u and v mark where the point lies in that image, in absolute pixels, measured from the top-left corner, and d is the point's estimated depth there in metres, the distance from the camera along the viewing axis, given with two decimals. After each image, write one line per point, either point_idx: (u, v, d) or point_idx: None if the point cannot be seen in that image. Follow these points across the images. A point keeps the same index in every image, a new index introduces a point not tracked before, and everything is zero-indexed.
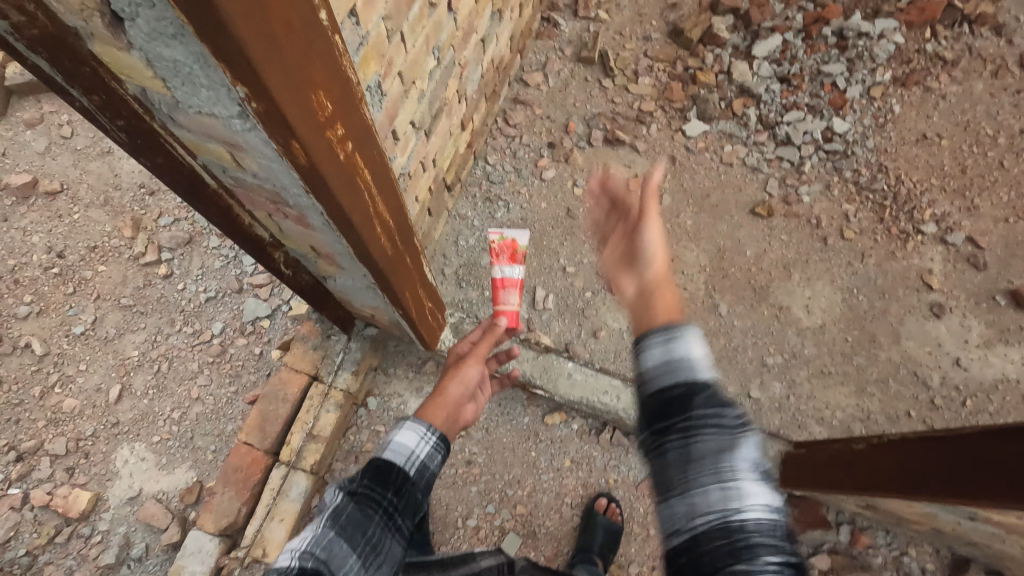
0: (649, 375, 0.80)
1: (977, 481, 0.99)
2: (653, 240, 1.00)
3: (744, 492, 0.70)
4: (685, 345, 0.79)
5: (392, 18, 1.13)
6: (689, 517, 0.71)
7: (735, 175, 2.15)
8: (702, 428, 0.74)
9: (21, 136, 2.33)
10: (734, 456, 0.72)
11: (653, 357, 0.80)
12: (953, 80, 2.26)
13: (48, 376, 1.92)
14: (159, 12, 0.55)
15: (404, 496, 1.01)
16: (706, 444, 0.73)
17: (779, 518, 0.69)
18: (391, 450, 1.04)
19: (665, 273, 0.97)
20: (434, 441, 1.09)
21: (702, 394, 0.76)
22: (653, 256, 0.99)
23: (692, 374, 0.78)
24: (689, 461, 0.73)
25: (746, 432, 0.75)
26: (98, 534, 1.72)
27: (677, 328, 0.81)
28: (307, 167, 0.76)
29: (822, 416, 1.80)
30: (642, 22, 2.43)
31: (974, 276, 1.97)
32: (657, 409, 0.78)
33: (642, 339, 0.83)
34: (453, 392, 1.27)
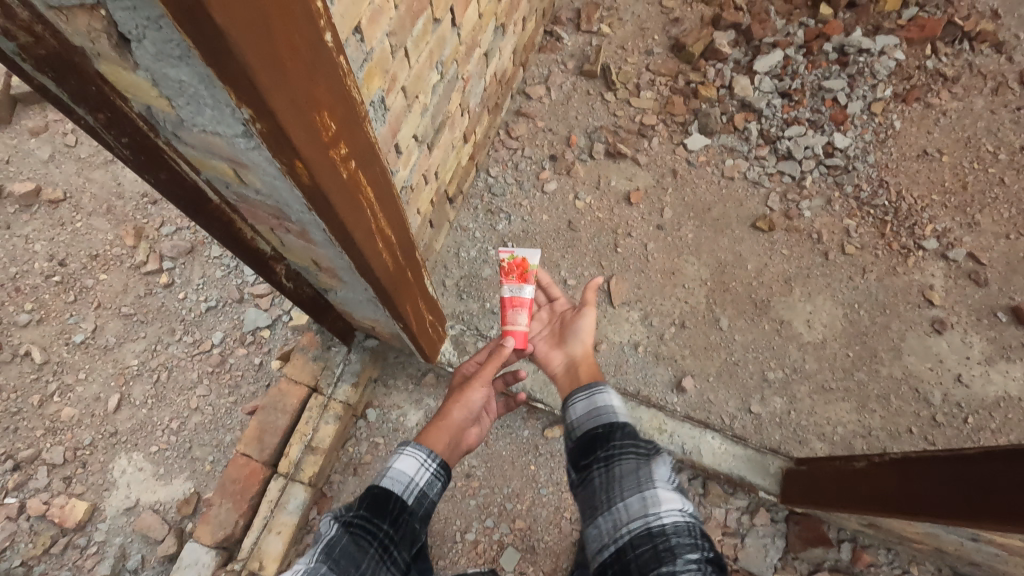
0: (577, 424, 1.15)
1: (978, 504, 0.99)
2: (583, 326, 1.42)
3: (652, 494, 0.94)
4: (605, 399, 1.16)
5: (396, 34, 1.14)
6: (615, 526, 0.94)
7: (737, 189, 2.15)
8: (620, 455, 1.02)
9: (25, 144, 2.34)
10: (642, 469, 0.99)
11: (580, 411, 1.16)
12: (954, 96, 2.27)
13: (47, 385, 1.91)
14: (166, 35, 0.56)
15: (401, 527, 1.00)
16: (624, 466, 1.00)
17: (686, 517, 0.91)
18: (390, 478, 1.04)
19: (587, 350, 1.39)
20: (433, 469, 1.09)
21: (618, 431, 1.07)
22: (582, 338, 1.41)
23: (609, 419, 1.12)
24: (612, 481, 1.00)
25: (653, 453, 1.02)
26: (93, 545, 1.70)
27: (598, 389, 1.19)
28: (310, 186, 0.77)
29: (823, 432, 1.79)
30: (644, 37, 2.45)
31: (975, 292, 1.96)
32: (585, 448, 1.09)
33: (571, 398, 1.20)
34: (456, 417, 1.26)
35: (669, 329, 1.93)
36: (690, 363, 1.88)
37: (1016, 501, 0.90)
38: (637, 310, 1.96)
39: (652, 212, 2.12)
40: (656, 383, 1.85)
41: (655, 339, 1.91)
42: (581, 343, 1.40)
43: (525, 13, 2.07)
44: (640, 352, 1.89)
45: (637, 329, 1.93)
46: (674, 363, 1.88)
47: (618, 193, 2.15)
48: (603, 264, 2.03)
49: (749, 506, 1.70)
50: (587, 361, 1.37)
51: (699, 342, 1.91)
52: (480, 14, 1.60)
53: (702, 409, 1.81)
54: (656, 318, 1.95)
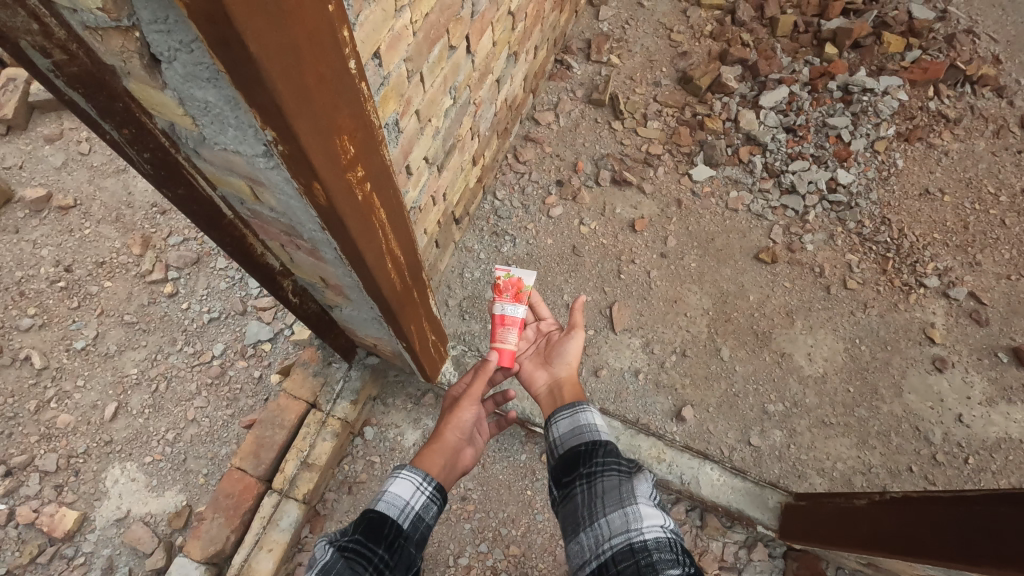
0: (561, 442, 1.15)
1: (979, 548, 0.98)
2: (571, 347, 1.41)
3: (633, 509, 0.93)
4: (586, 416, 1.17)
5: (413, 60, 1.16)
6: (597, 541, 0.93)
7: (740, 221, 2.17)
8: (603, 471, 1.00)
9: (39, 150, 2.37)
10: (623, 484, 0.98)
11: (563, 429, 1.17)
12: (956, 137, 2.31)
13: (45, 391, 1.91)
14: (196, 59, 0.60)
15: (397, 551, 0.97)
16: (606, 482, 0.98)
17: (666, 534, 0.90)
18: (384, 503, 1.03)
19: (571, 369, 1.38)
20: (430, 491, 1.07)
21: (601, 448, 1.06)
22: (571, 358, 1.40)
23: (591, 436, 1.12)
24: (594, 497, 0.98)
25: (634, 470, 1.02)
26: (81, 556, 1.68)
27: (581, 408, 1.19)
28: (326, 208, 0.79)
29: (822, 467, 1.77)
30: (653, 68, 2.50)
31: (976, 331, 1.97)
32: (568, 464, 1.07)
33: (555, 417, 1.20)
34: (451, 438, 1.24)
35: (670, 357, 1.93)
36: (690, 393, 1.87)
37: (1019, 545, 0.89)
38: (639, 337, 1.96)
39: (656, 240, 2.14)
40: (656, 411, 1.85)
41: (656, 367, 1.91)
42: (568, 363, 1.39)
43: (537, 41, 2.11)
44: (641, 379, 1.89)
45: (638, 356, 1.93)
46: (674, 392, 1.87)
47: (623, 220, 2.17)
48: (605, 290, 2.04)
49: (747, 540, 1.69)
50: (572, 381, 1.35)
51: (700, 372, 1.91)
52: (494, 42, 1.64)
53: (702, 439, 1.80)
54: (657, 346, 1.95)
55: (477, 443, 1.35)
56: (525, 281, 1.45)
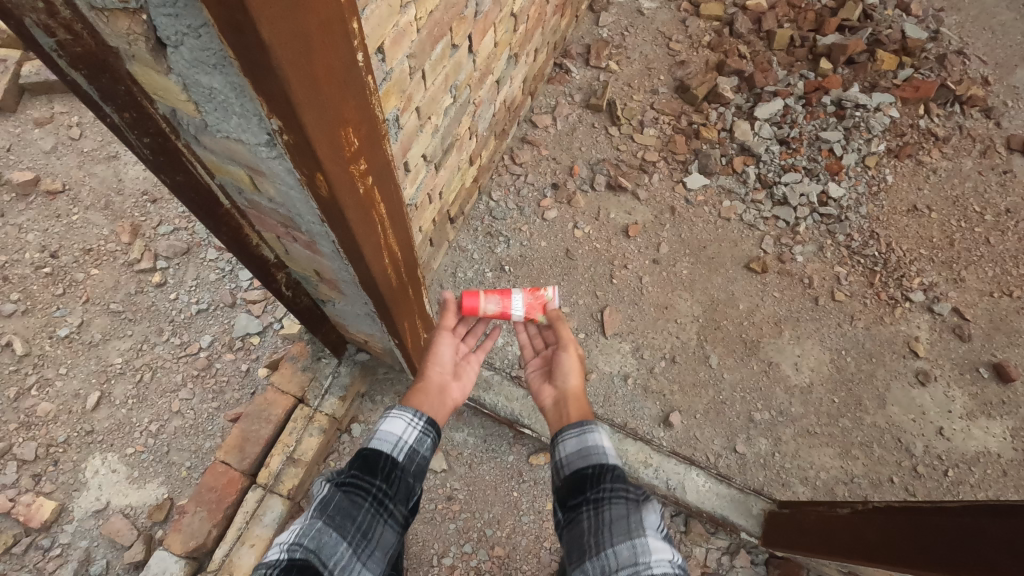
0: (566, 462, 1.07)
1: (957, 555, 1.01)
2: (568, 359, 1.32)
3: (642, 540, 0.88)
4: (594, 437, 1.09)
5: (416, 57, 1.16)
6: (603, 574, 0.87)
7: (732, 230, 2.19)
8: (611, 499, 0.95)
9: (29, 134, 2.33)
10: (633, 511, 0.92)
11: (570, 449, 1.08)
12: (944, 155, 2.35)
13: (26, 377, 1.87)
14: (204, 43, 0.60)
15: (395, 482, 0.99)
16: (614, 510, 0.93)
17: (676, 569, 0.86)
18: (377, 440, 1.03)
19: (579, 383, 1.29)
20: (422, 426, 1.08)
21: (609, 472, 0.99)
22: (570, 370, 1.30)
23: (599, 460, 1.04)
24: (600, 526, 0.92)
25: (645, 499, 0.95)
26: (57, 547, 1.65)
27: (589, 428, 1.11)
28: (328, 200, 0.78)
29: (805, 476, 1.79)
30: (650, 76, 2.52)
31: (959, 346, 2.01)
32: (574, 487, 1.01)
33: (561, 436, 1.12)
34: (435, 376, 1.27)
35: (659, 363, 1.94)
36: (678, 399, 1.88)
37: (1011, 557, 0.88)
38: (629, 342, 1.97)
39: (649, 246, 2.16)
40: (644, 416, 1.86)
41: (645, 372, 1.92)
42: (569, 376, 1.30)
43: (537, 44, 2.12)
44: (630, 384, 1.90)
45: (628, 361, 1.94)
46: (663, 398, 1.88)
47: (617, 225, 2.18)
48: (598, 294, 2.05)
49: (730, 547, 1.70)
50: (579, 396, 1.26)
51: (688, 378, 1.92)
52: (495, 43, 1.64)
53: (688, 445, 1.82)
54: (647, 351, 1.96)
55: (470, 369, 1.36)
56: (552, 304, 1.40)
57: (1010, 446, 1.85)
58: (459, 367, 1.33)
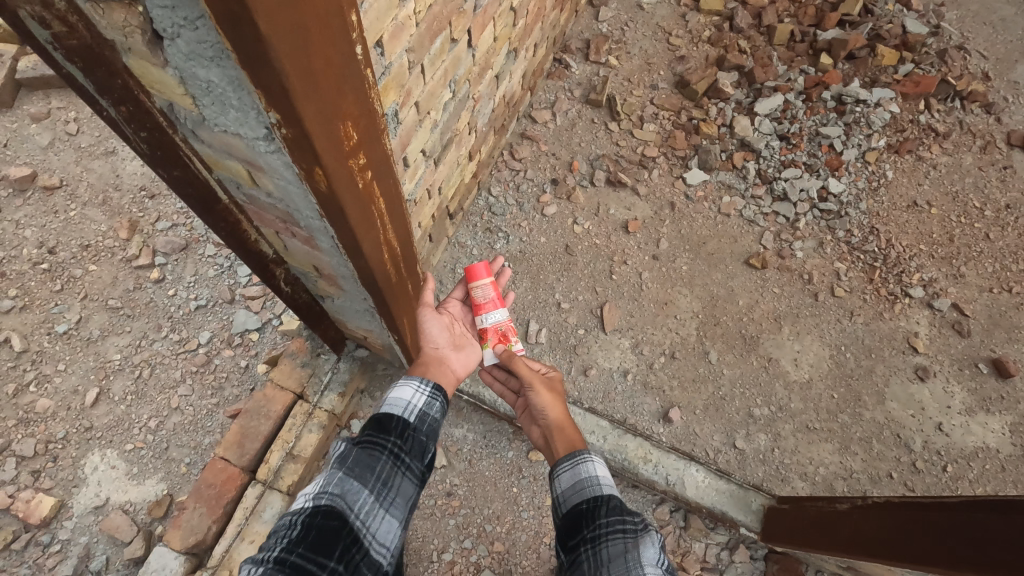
0: (563, 498, 1.07)
1: (951, 552, 1.02)
2: (543, 398, 1.30)
3: None
4: (588, 468, 1.09)
5: (415, 51, 1.15)
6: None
7: (732, 226, 2.19)
8: (608, 536, 0.94)
9: (25, 129, 2.32)
10: (629, 550, 0.91)
11: (565, 484, 1.09)
12: (944, 151, 2.35)
13: (24, 374, 1.87)
14: (201, 36, 0.60)
15: (410, 438, 0.99)
16: (612, 548, 0.92)
17: None
18: (389, 404, 1.04)
19: (561, 412, 1.29)
20: (429, 391, 1.09)
21: (604, 506, 0.99)
22: (550, 404, 1.30)
23: (594, 491, 1.04)
24: (599, 565, 0.91)
25: (641, 530, 0.94)
26: (57, 543, 1.64)
27: (582, 457, 1.12)
28: (326, 194, 0.78)
29: (805, 472, 1.79)
30: (650, 71, 2.51)
31: (958, 342, 2.01)
32: (572, 525, 1.01)
33: (556, 472, 1.13)
34: (431, 350, 1.28)
35: (659, 359, 1.94)
36: (678, 395, 1.88)
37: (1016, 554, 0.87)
38: (629, 338, 1.97)
39: (648, 242, 2.15)
40: (643, 412, 1.85)
41: (644, 368, 1.92)
42: (548, 410, 1.29)
43: (537, 39, 2.11)
44: (629, 380, 1.90)
45: (628, 357, 1.94)
46: (662, 394, 1.88)
47: (616, 221, 2.18)
48: (597, 290, 2.05)
49: (729, 542, 1.70)
50: (562, 427, 1.25)
51: (688, 374, 1.92)
52: (495, 37, 1.63)
53: (687, 441, 1.81)
54: (647, 347, 1.96)
55: (467, 342, 1.37)
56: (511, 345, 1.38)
57: (1009, 441, 1.86)
58: (455, 343, 1.35)
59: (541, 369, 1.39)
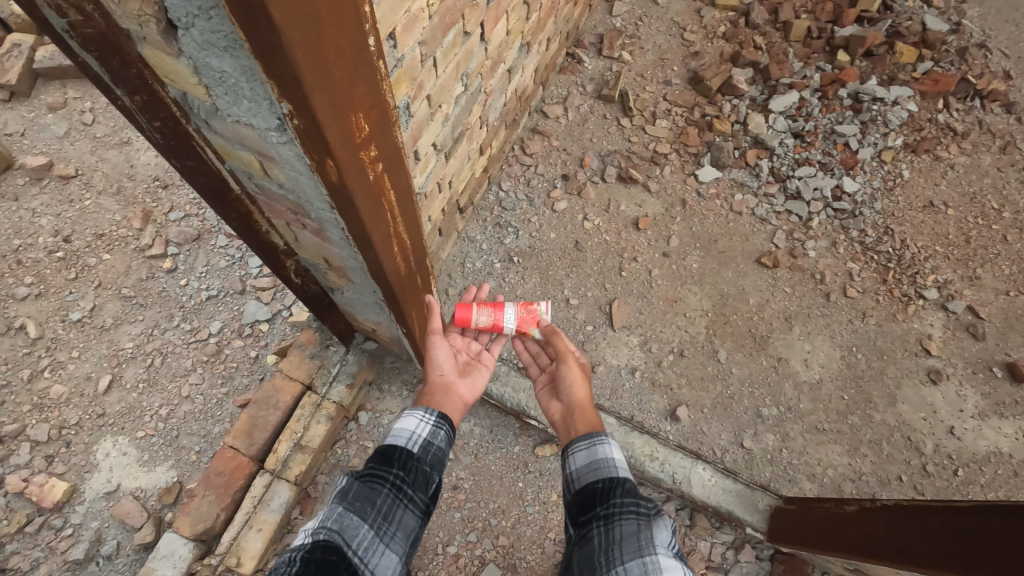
0: (577, 476, 1.08)
1: (956, 555, 1.02)
2: (573, 375, 1.32)
3: (658, 560, 0.87)
4: (605, 450, 1.09)
5: (427, 43, 1.15)
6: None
7: (743, 224, 2.17)
8: (621, 514, 0.94)
9: (42, 118, 2.35)
10: (643, 528, 0.91)
11: (580, 462, 1.09)
12: (962, 151, 2.31)
13: (39, 360, 1.90)
14: (215, 26, 0.60)
15: (412, 470, 1.00)
16: (625, 527, 0.92)
17: None
18: (392, 436, 1.06)
19: (585, 394, 1.29)
20: (434, 420, 1.11)
21: (619, 487, 0.99)
22: (575, 384, 1.30)
23: (609, 473, 1.04)
24: (611, 541, 0.91)
25: (655, 513, 0.95)
26: (69, 527, 1.67)
27: (599, 439, 1.12)
28: (337, 185, 0.78)
29: (813, 473, 1.78)
30: (664, 67, 2.49)
31: (972, 345, 1.98)
32: (585, 503, 1.01)
33: (572, 449, 1.13)
34: (437, 379, 1.27)
35: (667, 357, 1.93)
36: (686, 393, 1.87)
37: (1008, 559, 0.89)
38: (637, 335, 1.96)
39: (659, 239, 2.14)
40: (650, 409, 1.85)
41: (653, 365, 1.91)
42: (573, 389, 1.30)
43: (550, 33, 2.10)
44: (637, 377, 1.89)
45: (636, 354, 1.93)
46: (670, 392, 1.88)
47: (627, 218, 2.17)
48: (606, 286, 2.04)
49: (735, 541, 1.70)
50: (584, 408, 1.26)
51: (696, 372, 1.91)
52: (508, 31, 1.62)
53: (695, 439, 1.81)
54: (655, 345, 1.95)
55: (474, 369, 1.36)
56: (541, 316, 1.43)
57: None
58: (464, 369, 1.34)
59: (575, 351, 1.39)
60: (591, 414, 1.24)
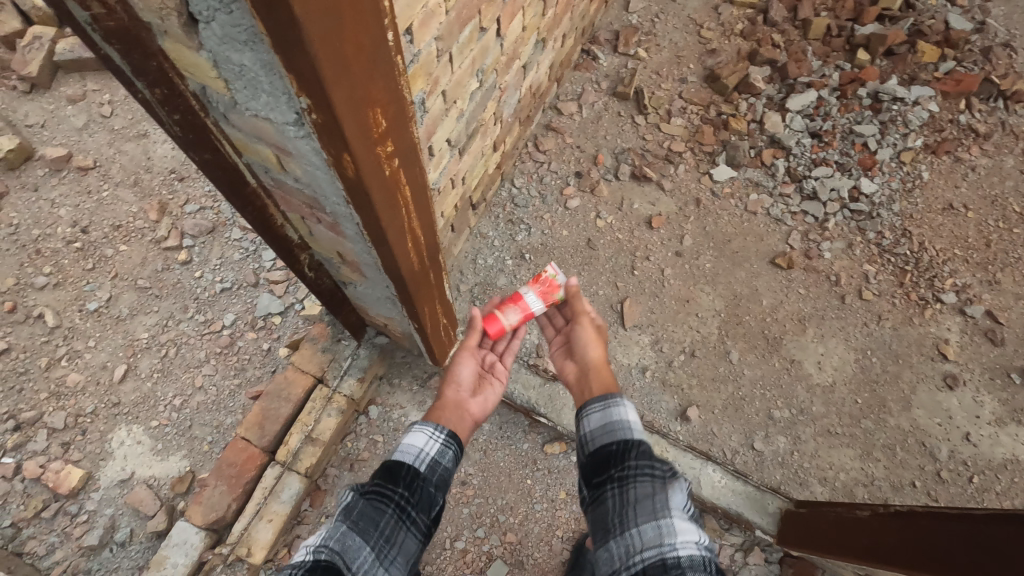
0: (590, 438, 1.10)
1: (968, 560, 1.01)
2: (587, 335, 1.37)
3: (672, 522, 0.90)
4: (619, 412, 1.12)
5: (443, 39, 1.15)
6: (628, 552, 0.90)
7: (758, 224, 2.15)
8: (636, 477, 0.97)
9: (62, 110, 2.38)
10: (658, 491, 0.94)
11: (594, 424, 1.12)
12: (985, 153, 2.27)
13: (56, 349, 1.92)
14: (235, 20, 0.60)
15: (417, 490, 1.00)
16: (640, 490, 0.95)
17: (702, 552, 0.87)
18: (401, 452, 1.06)
19: (600, 353, 1.35)
20: (443, 438, 1.11)
21: (634, 449, 1.01)
22: (591, 344, 1.36)
23: (622, 435, 1.07)
24: (626, 505, 0.94)
25: (670, 475, 0.97)
26: (84, 513, 1.69)
27: (614, 401, 1.14)
28: (354, 181, 0.78)
29: (825, 476, 1.76)
30: (680, 64, 2.47)
31: (991, 350, 1.95)
32: (599, 465, 1.04)
33: (586, 410, 1.15)
34: (450, 395, 1.30)
35: (678, 357, 1.92)
36: (697, 393, 1.86)
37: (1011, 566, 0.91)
38: (648, 334, 1.95)
39: (672, 238, 2.12)
40: (661, 409, 1.84)
41: (663, 365, 1.90)
42: (589, 348, 1.35)
43: (566, 30, 2.09)
44: (647, 376, 1.88)
45: (647, 353, 1.92)
46: (681, 392, 1.86)
47: (640, 216, 2.16)
48: (618, 285, 2.03)
49: (744, 544, 1.69)
50: (599, 366, 1.31)
51: (708, 373, 1.90)
52: (524, 27, 1.61)
53: (705, 440, 1.79)
54: (666, 344, 1.94)
55: (488, 385, 1.37)
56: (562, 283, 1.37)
57: None
58: (478, 385, 1.36)
59: (591, 312, 1.44)
60: (608, 370, 1.30)
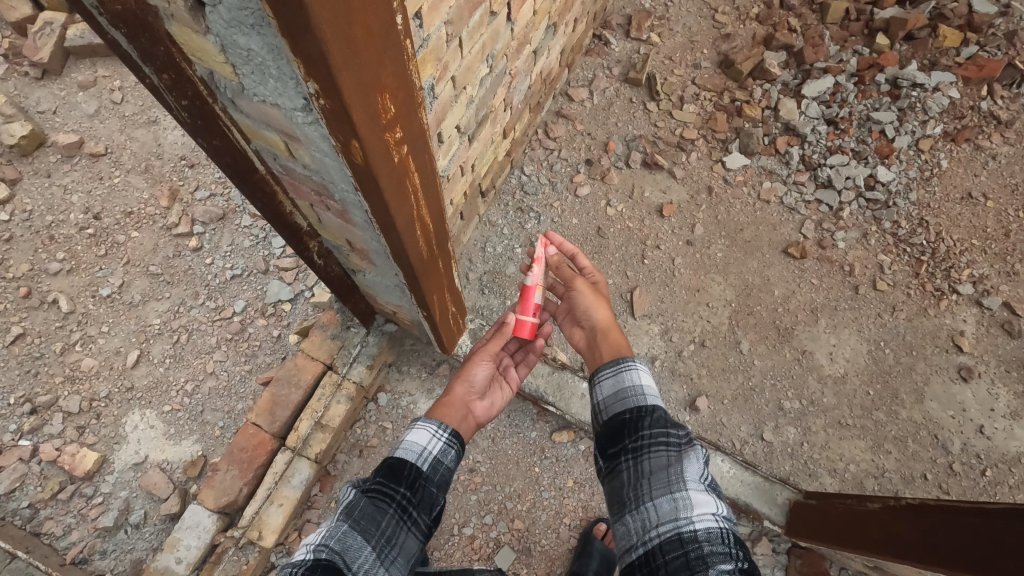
0: (604, 406, 1.09)
1: (980, 556, 0.99)
2: (588, 299, 1.36)
3: (688, 496, 0.89)
4: (635, 376, 1.10)
5: (453, 23, 1.13)
6: (644, 527, 0.90)
7: (771, 213, 2.12)
8: (650, 447, 0.97)
9: (73, 96, 2.39)
10: (674, 464, 0.94)
11: (606, 391, 1.10)
12: (1006, 140, 2.21)
13: (71, 334, 1.95)
14: (242, 3, 0.59)
15: (419, 490, 1.00)
16: (654, 461, 0.95)
17: (719, 524, 0.86)
18: (403, 449, 1.04)
19: (606, 314, 1.34)
20: (446, 437, 1.08)
21: (648, 417, 1.01)
22: (593, 308, 1.35)
23: (637, 401, 1.05)
24: (642, 477, 0.95)
25: (686, 444, 0.97)
26: (100, 496, 1.72)
27: (627, 364, 1.12)
28: (362, 167, 0.77)
29: (834, 467, 1.75)
30: (693, 49, 2.42)
31: (1007, 342, 1.91)
32: (613, 435, 1.03)
33: (598, 377, 1.13)
34: (459, 392, 1.26)
35: (688, 348, 1.90)
36: (706, 383, 1.85)
37: (1010, 559, 0.91)
38: (657, 324, 1.94)
39: (682, 227, 2.10)
40: (669, 399, 1.83)
41: (672, 355, 1.89)
42: (593, 311, 1.35)
43: (577, 14, 2.05)
44: (656, 366, 1.87)
45: (656, 343, 1.91)
46: (690, 382, 1.86)
47: (651, 205, 2.13)
48: (627, 273, 2.01)
49: (752, 534, 1.68)
50: (608, 329, 1.31)
51: (717, 363, 1.88)
52: (535, 11, 1.59)
53: (714, 431, 1.79)
54: (676, 334, 1.92)
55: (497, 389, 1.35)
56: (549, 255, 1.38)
57: None
58: (487, 387, 1.34)
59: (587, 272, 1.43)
60: (618, 330, 1.30)
